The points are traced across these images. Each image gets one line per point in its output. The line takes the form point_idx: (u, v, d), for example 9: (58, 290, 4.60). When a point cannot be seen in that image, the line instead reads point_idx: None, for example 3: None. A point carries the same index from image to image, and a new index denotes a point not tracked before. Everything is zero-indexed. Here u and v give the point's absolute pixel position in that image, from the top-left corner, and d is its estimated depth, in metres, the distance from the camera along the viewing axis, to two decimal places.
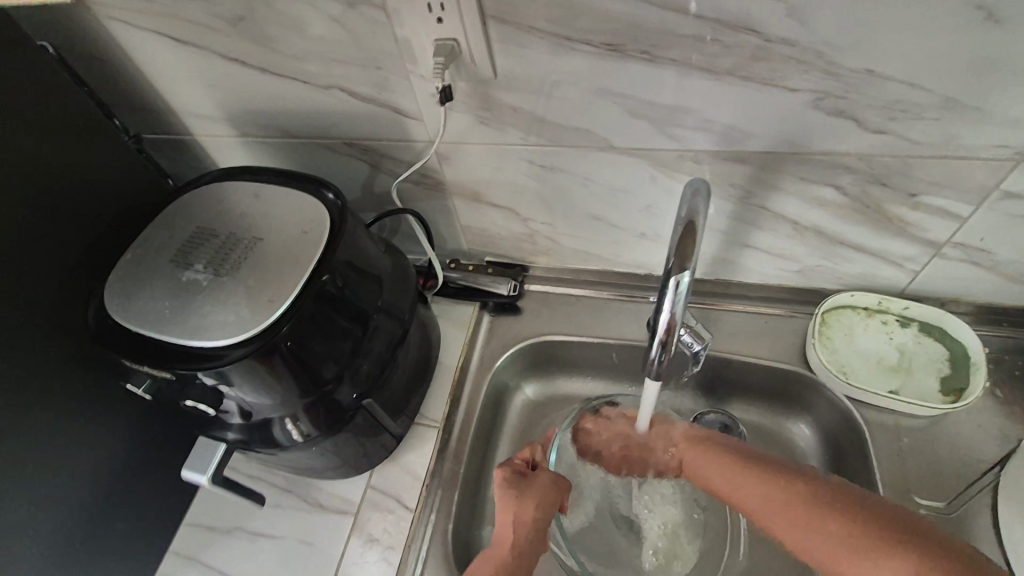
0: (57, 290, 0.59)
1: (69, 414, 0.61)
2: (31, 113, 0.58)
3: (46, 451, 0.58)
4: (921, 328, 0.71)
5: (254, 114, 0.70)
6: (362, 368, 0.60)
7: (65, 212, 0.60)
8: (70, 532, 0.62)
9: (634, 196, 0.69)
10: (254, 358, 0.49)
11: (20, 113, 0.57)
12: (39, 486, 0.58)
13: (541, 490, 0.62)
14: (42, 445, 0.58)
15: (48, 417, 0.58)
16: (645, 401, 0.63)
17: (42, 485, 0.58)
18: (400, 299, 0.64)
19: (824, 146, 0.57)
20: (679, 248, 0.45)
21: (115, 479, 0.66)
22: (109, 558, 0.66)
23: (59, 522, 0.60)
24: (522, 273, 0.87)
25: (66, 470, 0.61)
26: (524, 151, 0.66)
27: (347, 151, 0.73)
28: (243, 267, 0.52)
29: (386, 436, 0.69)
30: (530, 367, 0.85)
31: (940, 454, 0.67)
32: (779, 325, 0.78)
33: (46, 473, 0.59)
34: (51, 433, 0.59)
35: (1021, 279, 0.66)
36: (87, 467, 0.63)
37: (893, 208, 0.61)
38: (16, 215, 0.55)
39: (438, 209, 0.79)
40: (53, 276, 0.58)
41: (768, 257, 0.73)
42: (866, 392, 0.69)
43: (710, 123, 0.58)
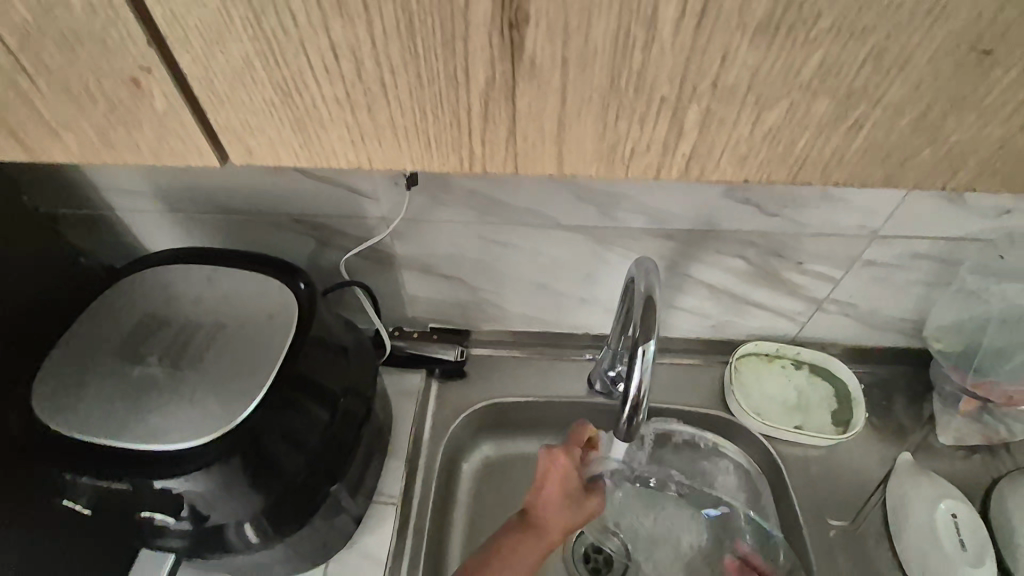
0: None
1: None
2: None
3: None
4: (812, 370, 0.85)
5: (193, 191, 0.67)
6: (330, 452, 0.57)
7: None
8: None
9: (577, 266, 0.75)
10: (225, 459, 0.46)
11: None
12: None
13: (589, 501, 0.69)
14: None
15: None
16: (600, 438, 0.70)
17: None
18: (365, 376, 0.62)
19: (734, 225, 0.68)
20: (643, 318, 0.51)
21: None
22: None
23: None
24: (467, 338, 0.89)
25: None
26: (477, 228, 0.70)
27: (293, 227, 0.72)
28: (206, 359, 0.50)
29: (346, 519, 0.67)
30: (479, 431, 0.86)
31: (839, 478, 0.79)
32: (701, 375, 0.87)
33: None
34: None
35: (879, 326, 0.81)
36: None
37: (785, 273, 0.74)
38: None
39: (385, 280, 0.80)
40: None
41: (690, 316, 0.82)
42: (778, 429, 0.80)
43: (643, 206, 0.66)
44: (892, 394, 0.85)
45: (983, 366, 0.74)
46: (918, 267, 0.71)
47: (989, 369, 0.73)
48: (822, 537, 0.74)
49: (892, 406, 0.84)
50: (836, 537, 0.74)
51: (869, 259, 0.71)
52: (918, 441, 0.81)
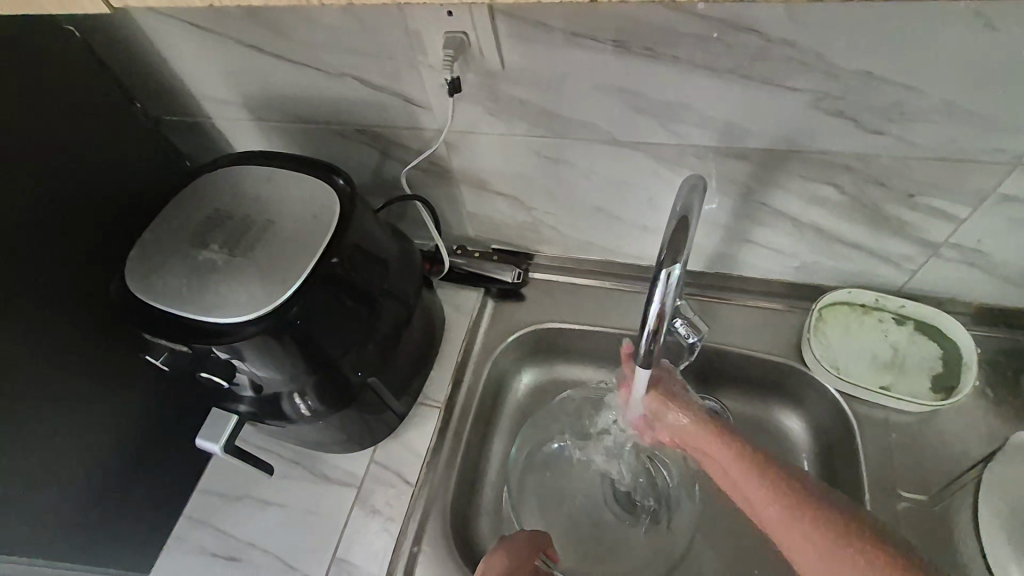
0: (77, 264, 0.62)
1: (88, 382, 0.64)
2: (53, 92, 0.61)
3: (65, 416, 0.62)
4: (917, 327, 0.72)
5: (268, 99, 0.72)
6: (368, 346, 0.63)
7: (86, 186, 0.63)
8: (87, 494, 0.66)
9: (636, 189, 0.70)
10: (265, 334, 0.52)
11: (45, 93, 0.60)
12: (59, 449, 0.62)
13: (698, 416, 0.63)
14: (62, 408, 0.62)
15: (70, 383, 0.62)
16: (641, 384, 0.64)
17: (62, 448, 0.62)
18: (405, 282, 0.67)
19: (823, 146, 0.58)
20: (672, 239, 0.47)
21: (135, 443, 0.70)
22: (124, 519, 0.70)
23: (78, 483, 0.64)
24: (526, 261, 0.89)
25: (83, 431, 0.64)
26: (530, 143, 0.68)
27: (358, 138, 0.75)
28: (257, 248, 0.56)
29: (390, 414, 0.73)
30: (532, 354, 0.88)
31: (925, 451, 0.68)
32: (776, 320, 0.79)
33: (61, 436, 0.62)
34: (72, 397, 0.63)
35: (1016, 282, 0.66)
36: (105, 430, 0.67)
37: (890, 208, 0.62)
38: (33, 186, 0.58)
39: (446, 196, 0.82)
40: (75, 250, 0.61)
41: (767, 253, 0.74)
42: (856, 387, 0.70)
43: (710, 120, 0.59)
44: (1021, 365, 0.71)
45: None
46: None
47: None
48: (888, 510, 0.66)
49: (1018, 379, 0.70)
50: (904, 512, 0.65)
51: (1008, 194, 0.57)
52: None
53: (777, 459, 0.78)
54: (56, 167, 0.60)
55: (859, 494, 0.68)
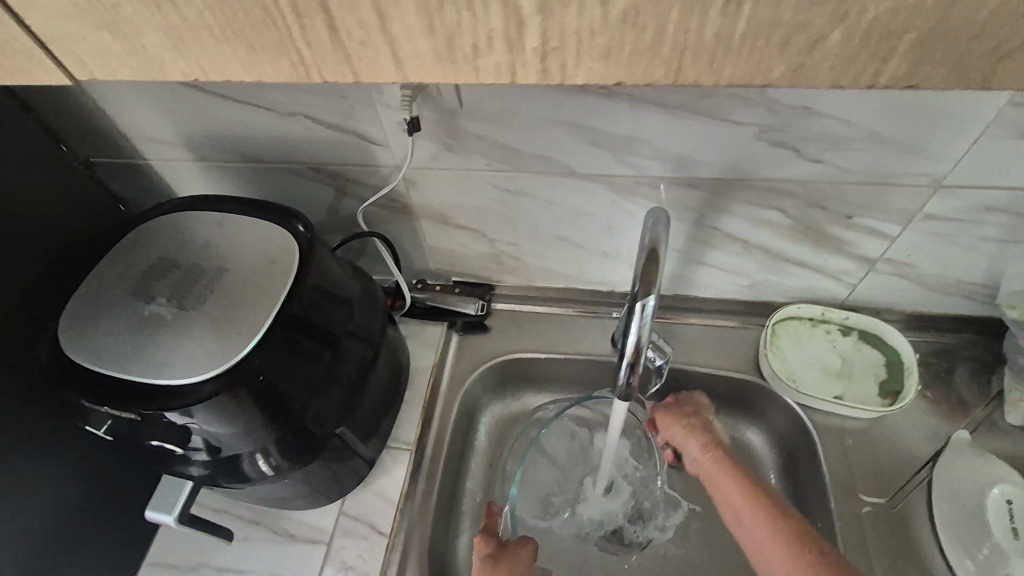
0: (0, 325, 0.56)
1: (17, 456, 0.58)
2: None
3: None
4: (860, 336, 0.77)
5: (214, 140, 0.69)
6: (334, 392, 0.60)
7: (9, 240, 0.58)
8: None
9: (596, 217, 0.71)
10: (222, 393, 0.49)
11: None
12: None
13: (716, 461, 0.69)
14: None
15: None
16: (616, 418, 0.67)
17: None
18: (370, 321, 0.64)
19: (769, 174, 0.61)
20: (642, 272, 0.48)
21: (75, 517, 0.64)
22: None
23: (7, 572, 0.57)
24: (489, 292, 0.89)
25: (14, 511, 0.58)
26: (490, 177, 0.68)
27: (311, 176, 0.73)
28: (208, 300, 0.52)
29: (358, 461, 0.70)
30: (500, 385, 0.87)
31: (879, 453, 0.72)
32: (734, 337, 0.82)
33: None
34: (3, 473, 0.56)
35: (943, 290, 0.72)
36: (37, 508, 0.60)
37: (831, 228, 0.66)
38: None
39: (405, 231, 0.80)
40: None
41: (722, 274, 0.77)
42: (812, 398, 0.74)
43: (665, 152, 0.61)
44: (955, 366, 0.76)
45: None
46: (990, 222, 0.62)
47: None
48: (852, 514, 0.69)
49: (953, 379, 0.76)
50: (868, 516, 0.68)
51: (932, 213, 0.62)
52: (980, 419, 0.73)
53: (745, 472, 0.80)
54: None
55: (824, 503, 0.71)
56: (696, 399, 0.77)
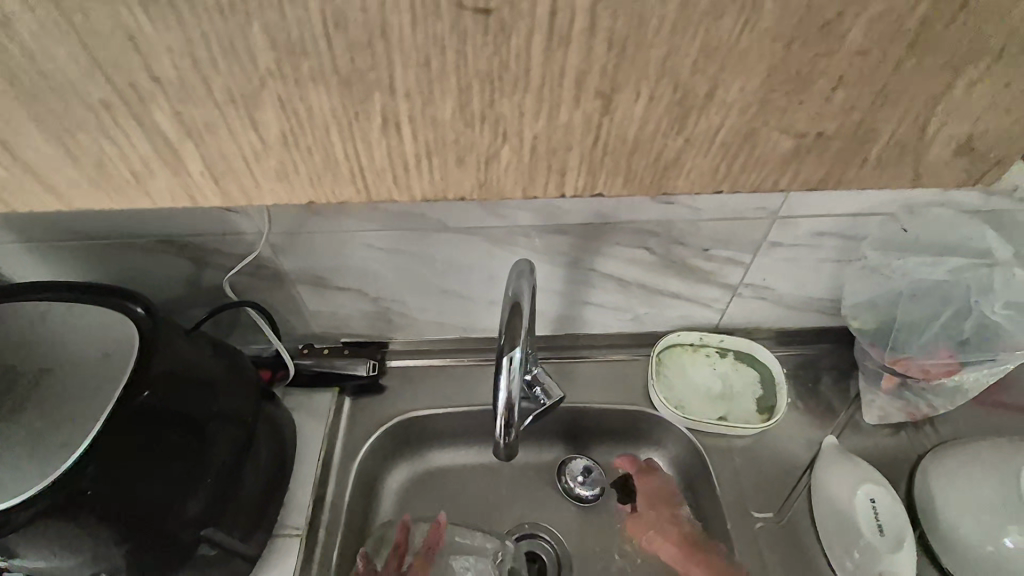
0: None
1: None
2: None
3: None
4: (735, 356, 0.82)
5: (42, 219, 0.61)
6: (203, 485, 0.54)
7: None
8: None
9: (477, 268, 0.71)
10: (42, 517, 0.43)
11: None
12: None
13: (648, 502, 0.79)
14: None
15: None
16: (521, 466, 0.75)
17: None
18: (240, 400, 0.59)
19: (630, 216, 0.64)
20: (507, 327, 0.47)
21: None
22: None
23: None
24: (381, 350, 0.85)
25: None
26: (362, 237, 0.66)
27: (165, 249, 0.67)
28: (33, 408, 0.50)
29: (237, 560, 0.63)
30: (399, 448, 0.83)
31: (764, 467, 0.76)
32: (627, 370, 0.84)
33: None
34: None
35: (800, 307, 0.79)
36: None
37: (693, 261, 0.71)
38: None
39: (281, 297, 0.75)
40: None
41: (606, 311, 0.79)
42: (700, 422, 0.77)
43: (531, 202, 0.62)
44: (820, 374, 0.83)
45: (896, 341, 0.71)
46: (824, 246, 0.68)
47: (903, 344, 0.70)
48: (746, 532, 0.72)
49: (820, 387, 0.82)
50: (761, 530, 0.72)
51: (776, 241, 0.68)
52: (845, 421, 0.79)
53: None
54: None
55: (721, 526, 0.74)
56: (653, 469, 0.81)
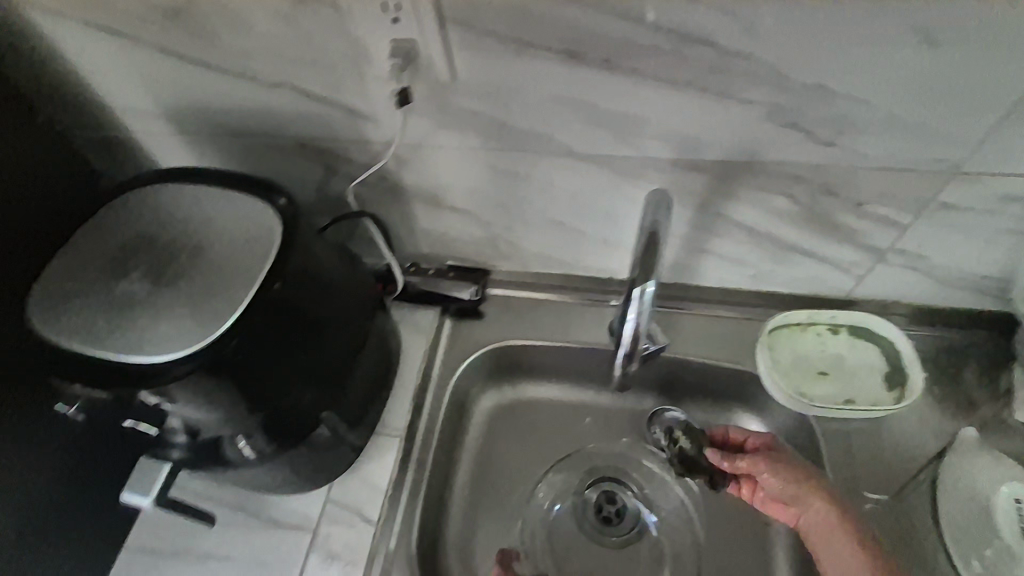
0: None
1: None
2: None
3: None
4: (850, 332, 0.76)
5: (195, 109, 0.65)
6: (317, 379, 0.59)
7: None
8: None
9: (596, 201, 0.68)
10: (198, 373, 0.47)
11: None
12: None
13: (793, 488, 0.66)
14: None
15: None
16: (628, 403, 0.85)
17: None
18: (356, 309, 0.62)
19: (777, 157, 0.58)
20: (642, 259, 0.45)
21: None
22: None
23: None
24: (484, 277, 0.86)
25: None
26: (485, 156, 0.64)
27: (298, 152, 0.69)
28: (186, 275, 0.49)
29: (346, 449, 0.68)
30: (495, 372, 0.85)
31: (881, 455, 0.70)
32: (738, 327, 0.79)
33: None
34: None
35: (951, 283, 0.69)
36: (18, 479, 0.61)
37: (840, 216, 0.63)
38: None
39: (397, 213, 0.77)
40: None
41: (726, 263, 0.74)
42: (829, 410, 0.72)
43: (670, 133, 0.57)
44: (963, 362, 0.74)
45: None
46: (1002, 223, 0.60)
47: None
48: (854, 511, 0.67)
49: (962, 375, 0.73)
50: (869, 512, 0.67)
51: (947, 202, 0.59)
52: (983, 414, 0.71)
53: None
54: None
55: None
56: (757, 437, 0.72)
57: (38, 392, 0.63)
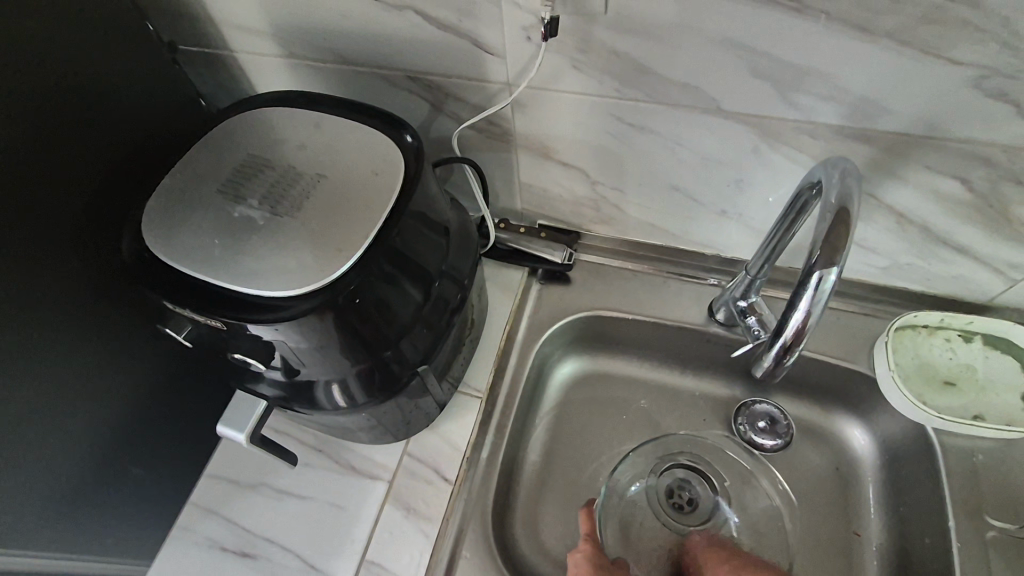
0: (66, 215, 0.54)
1: (90, 338, 0.58)
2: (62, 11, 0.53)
3: (42, 383, 0.54)
4: (985, 342, 0.68)
5: (307, 31, 0.61)
6: (420, 333, 0.54)
7: (81, 134, 0.55)
8: (89, 460, 0.60)
9: (727, 168, 0.61)
10: (313, 313, 0.43)
11: (47, 12, 0.51)
12: (68, 408, 0.57)
13: None
14: (50, 372, 0.55)
15: (54, 356, 0.55)
16: (718, 389, 0.80)
17: (42, 423, 0.55)
18: (463, 263, 0.58)
19: (967, 132, 0.50)
20: (827, 239, 0.38)
21: (121, 430, 0.64)
22: (111, 493, 0.64)
23: (77, 451, 0.59)
24: (576, 241, 0.81)
25: (77, 396, 0.58)
26: (615, 106, 0.59)
27: (406, 87, 0.64)
28: (305, 206, 0.47)
29: (430, 403, 0.65)
30: (577, 343, 0.81)
31: (1008, 481, 0.63)
32: (854, 323, 0.73)
33: (52, 404, 0.55)
34: (45, 369, 0.54)
35: None
36: (110, 394, 0.61)
37: (1019, 210, 0.55)
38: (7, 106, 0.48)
39: (498, 163, 0.72)
40: (57, 206, 0.53)
41: (856, 251, 0.67)
42: (958, 424, 0.63)
43: (843, 93, 0.50)
44: None
45: None
46: None
47: None
48: (975, 537, 0.61)
49: None
50: (992, 541, 0.60)
51: None
52: None
53: (837, 473, 0.74)
54: (46, 101, 0.52)
55: (942, 524, 0.62)
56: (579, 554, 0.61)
57: (131, 313, 0.62)
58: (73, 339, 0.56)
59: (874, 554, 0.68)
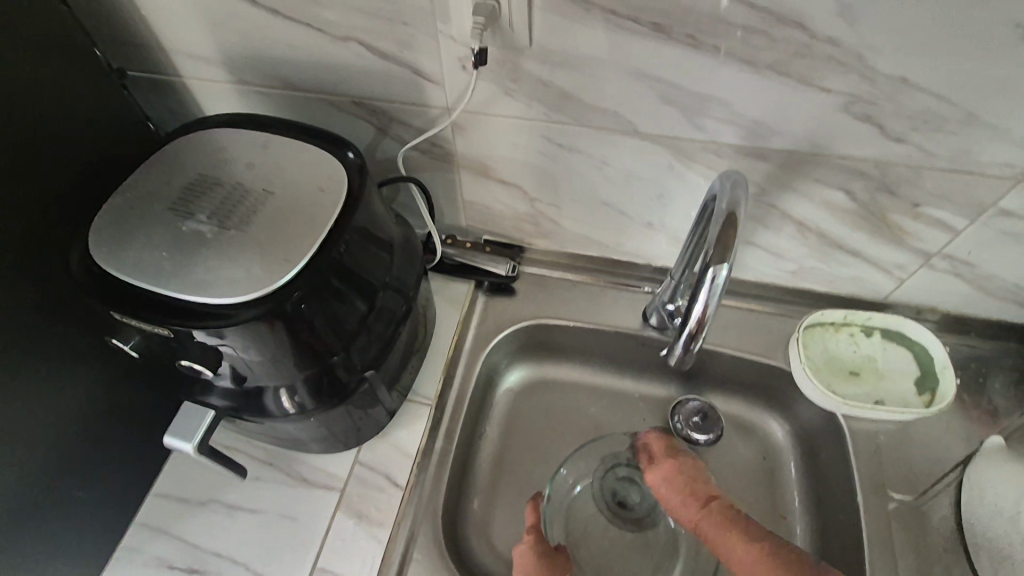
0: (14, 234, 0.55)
1: (33, 357, 0.58)
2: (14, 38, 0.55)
3: None
4: (883, 336, 0.76)
5: (256, 59, 0.64)
6: (366, 341, 0.57)
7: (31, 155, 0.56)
8: (31, 482, 0.60)
9: (649, 183, 0.68)
10: (260, 320, 0.46)
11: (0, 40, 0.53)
12: (11, 428, 0.57)
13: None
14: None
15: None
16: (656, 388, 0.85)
17: None
18: (409, 274, 0.61)
19: (845, 149, 0.58)
20: (720, 239, 0.44)
21: (65, 451, 0.63)
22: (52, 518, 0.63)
23: (19, 472, 0.58)
24: (520, 254, 0.86)
25: (20, 416, 0.57)
26: (546, 128, 0.64)
27: (352, 111, 0.68)
28: (252, 220, 0.50)
29: (381, 411, 0.67)
30: (523, 351, 0.85)
31: (906, 458, 0.71)
32: (772, 322, 0.80)
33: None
34: None
35: (991, 292, 0.70)
36: (54, 414, 0.61)
37: (894, 216, 0.64)
38: None
39: (442, 182, 0.76)
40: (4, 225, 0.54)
41: (768, 257, 0.74)
42: (862, 409, 0.70)
43: (739, 116, 0.58)
44: (990, 373, 0.76)
45: None
46: None
47: None
48: (879, 508, 0.68)
49: (988, 384, 0.75)
50: (894, 511, 0.68)
51: (1006, 209, 0.59)
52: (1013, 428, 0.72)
53: (765, 462, 0.80)
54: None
55: (853, 502, 0.69)
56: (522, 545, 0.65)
57: (75, 331, 0.62)
58: (15, 358, 0.56)
59: (798, 534, 0.74)
